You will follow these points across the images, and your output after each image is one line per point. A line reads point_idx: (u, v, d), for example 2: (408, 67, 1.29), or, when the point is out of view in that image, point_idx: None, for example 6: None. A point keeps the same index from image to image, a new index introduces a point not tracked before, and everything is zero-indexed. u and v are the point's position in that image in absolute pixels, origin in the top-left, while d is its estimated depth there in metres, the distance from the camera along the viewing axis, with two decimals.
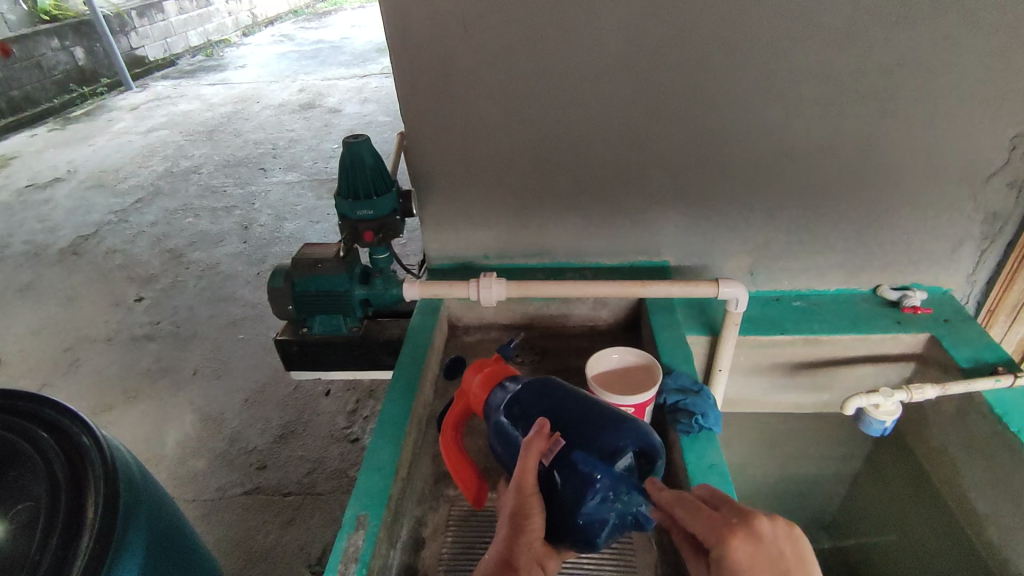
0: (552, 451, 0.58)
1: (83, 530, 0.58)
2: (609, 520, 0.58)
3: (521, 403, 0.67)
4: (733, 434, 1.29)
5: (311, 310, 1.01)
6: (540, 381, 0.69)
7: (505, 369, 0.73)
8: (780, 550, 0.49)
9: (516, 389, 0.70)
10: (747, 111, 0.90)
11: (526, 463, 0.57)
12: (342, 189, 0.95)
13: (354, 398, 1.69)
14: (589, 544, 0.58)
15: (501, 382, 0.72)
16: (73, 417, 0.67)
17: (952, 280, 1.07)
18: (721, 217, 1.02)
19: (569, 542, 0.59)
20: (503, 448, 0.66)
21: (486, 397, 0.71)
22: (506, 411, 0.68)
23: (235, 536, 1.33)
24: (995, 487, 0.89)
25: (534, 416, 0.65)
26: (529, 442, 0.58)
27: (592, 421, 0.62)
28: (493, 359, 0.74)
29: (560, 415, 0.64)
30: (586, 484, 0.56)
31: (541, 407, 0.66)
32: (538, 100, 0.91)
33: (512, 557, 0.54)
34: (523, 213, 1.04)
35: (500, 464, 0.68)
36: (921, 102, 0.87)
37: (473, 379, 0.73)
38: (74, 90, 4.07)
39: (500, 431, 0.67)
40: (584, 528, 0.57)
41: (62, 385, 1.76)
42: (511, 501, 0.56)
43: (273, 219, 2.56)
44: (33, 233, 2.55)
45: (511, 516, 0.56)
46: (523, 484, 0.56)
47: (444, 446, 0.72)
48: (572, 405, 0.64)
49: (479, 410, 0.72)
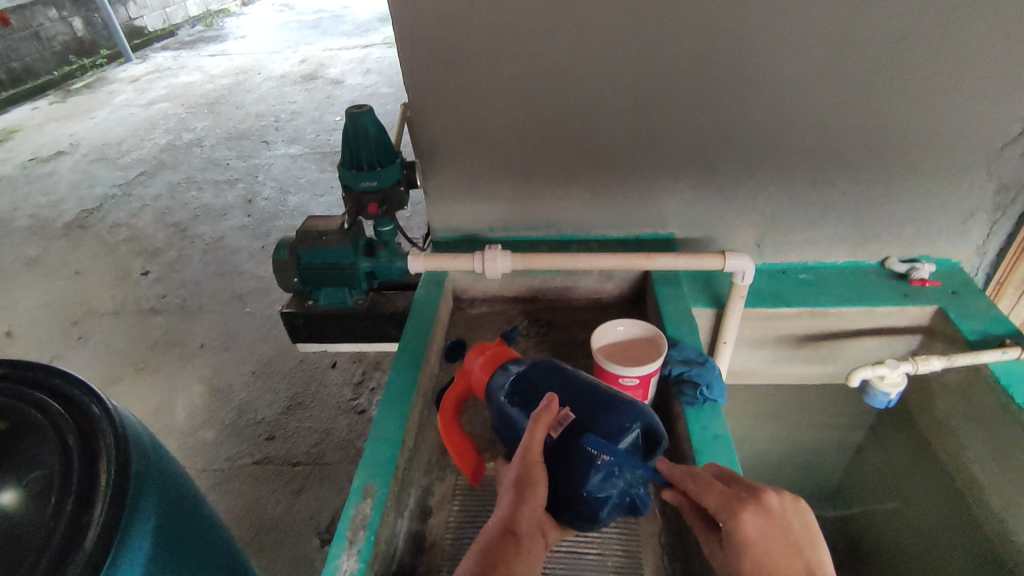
0: (561, 423, 0.60)
1: (95, 498, 0.58)
2: (610, 498, 0.59)
3: (530, 380, 0.68)
4: (736, 406, 1.29)
5: (316, 283, 1.00)
6: (548, 362, 0.70)
7: (507, 353, 0.73)
8: (789, 521, 0.52)
9: (519, 369, 0.70)
10: (756, 80, 0.88)
11: (534, 431, 0.58)
12: (345, 160, 0.94)
13: (361, 370, 1.70)
14: (591, 518, 0.60)
15: (504, 363, 0.71)
16: (86, 389, 0.67)
17: (962, 252, 1.06)
18: (729, 189, 1.01)
19: (567, 516, 0.60)
20: (506, 426, 0.67)
21: (487, 379, 0.71)
22: (508, 389, 0.68)
23: (245, 504, 1.36)
24: (998, 458, 0.90)
25: (541, 393, 0.67)
26: (538, 413, 0.59)
27: (596, 400, 0.63)
28: (495, 342, 0.74)
29: (569, 393, 0.65)
30: (592, 457, 0.58)
31: (554, 382, 0.67)
32: (541, 70, 0.89)
33: (515, 522, 0.53)
34: (528, 185, 1.03)
35: (501, 442, 0.70)
36: (937, 69, 0.85)
37: (475, 362, 0.73)
38: (74, 62, 4.03)
39: (503, 410, 0.67)
40: (587, 502, 0.59)
41: (71, 357, 1.78)
42: (516, 469, 0.57)
43: (276, 192, 2.55)
44: (37, 206, 2.55)
45: (514, 482, 0.56)
46: (529, 452, 0.57)
47: (444, 426, 0.72)
48: (582, 384, 0.66)
49: (481, 393, 0.73)
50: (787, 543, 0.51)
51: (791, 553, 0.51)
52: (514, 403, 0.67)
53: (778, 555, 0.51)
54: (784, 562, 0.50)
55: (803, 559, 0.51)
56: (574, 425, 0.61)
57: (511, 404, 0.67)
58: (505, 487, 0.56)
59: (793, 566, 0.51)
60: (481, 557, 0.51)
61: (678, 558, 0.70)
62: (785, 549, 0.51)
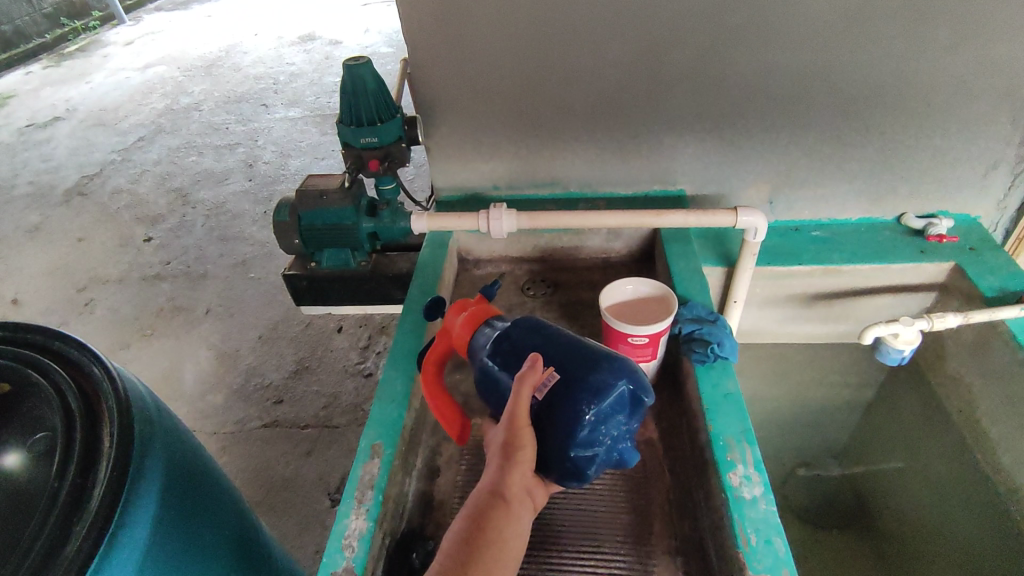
0: (546, 385, 0.59)
1: (100, 458, 0.59)
2: (596, 456, 0.58)
3: (510, 338, 0.66)
4: (744, 366, 1.28)
5: (318, 244, 0.98)
6: (529, 319, 0.67)
7: (489, 310, 0.71)
8: None
9: (503, 326, 0.68)
10: (772, 26, 0.84)
11: (519, 394, 0.57)
12: (345, 116, 0.91)
13: (367, 334, 1.70)
14: (577, 476, 0.59)
15: (486, 320, 0.70)
16: (85, 350, 0.66)
17: (981, 207, 1.03)
18: (741, 144, 0.97)
19: (556, 474, 0.59)
20: (490, 386, 0.66)
21: (470, 338, 0.69)
22: (490, 349, 0.66)
23: (257, 466, 1.38)
24: (1012, 415, 0.89)
25: (523, 352, 0.64)
26: (522, 376, 0.58)
27: (579, 358, 0.60)
28: (477, 299, 0.72)
29: (552, 351, 0.62)
30: (575, 418, 0.57)
31: (533, 341, 0.64)
32: (546, 18, 0.85)
33: (502, 486, 0.54)
34: (532, 142, 1.00)
35: (485, 401, 0.68)
36: (964, 12, 0.81)
37: (456, 319, 0.71)
38: (66, 24, 3.94)
39: (486, 369, 0.66)
40: (573, 460, 0.57)
41: (78, 324, 1.78)
42: (503, 433, 0.57)
43: (277, 156, 2.51)
44: (37, 173, 2.53)
45: (501, 446, 0.56)
46: (515, 416, 0.57)
47: (426, 389, 0.70)
48: (564, 342, 0.63)
49: (463, 351, 0.71)
50: None
51: None
52: (497, 363, 0.65)
53: None
54: None
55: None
56: (559, 386, 0.59)
57: (493, 364, 0.65)
58: (493, 453, 0.57)
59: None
60: (468, 520, 0.53)
61: (687, 516, 0.70)
62: None
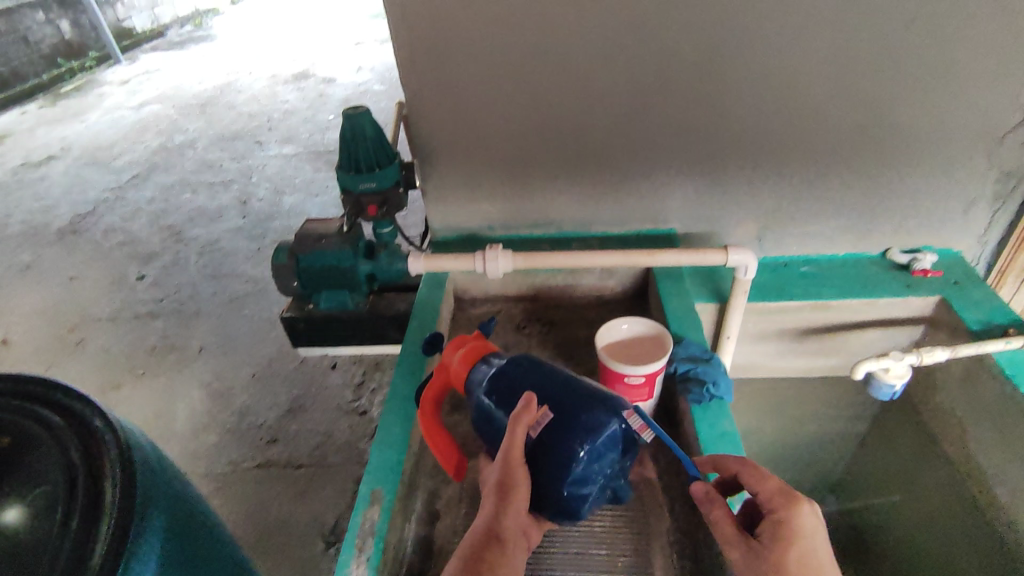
0: (539, 423, 0.59)
1: (102, 511, 0.58)
2: (589, 494, 0.60)
3: (506, 376, 0.66)
4: (739, 399, 1.29)
5: (316, 286, 0.99)
6: (526, 357, 0.68)
7: (486, 346, 0.73)
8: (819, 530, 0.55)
9: (500, 363, 0.69)
10: (754, 74, 0.87)
11: (513, 435, 0.58)
12: (343, 162, 0.93)
13: (361, 371, 1.69)
14: (571, 514, 0.60)
15: (483, 357, 0.71)
16: (87, 403, 0.66)
17: (963, 242, 1.06)
18: (729, 184, 1.00)
19: (550, 513, 0.61)
20: (486, 423, 0.67)
21: (467, 374, 0.70)
22: (486, 387, 0.67)
23: (250, 508, 1.35)
24: (1004, 447, 0.90)
25: (519, 390, 0.65)
26: (516, 415, 0.58)
27: (574, 396, 0.61)
28: (474, 337, 0.74)
29: (547, 389, 0.63)
30: (570, 458, 0.57)
31: (531, 378, 0.65)
32: (538, 67, 0.88)
33: (497, 525, 0.56)
34: (526, 183, 1.02)
35: (482, 438, 0.69)
36: (936, 60, 0.85)
37: (453, 356, 0.72)
38: (63, 65, 3.99)
39: (482, 408, 0.67)
40: (567, 500, 0.59)
41: (68, 365, 1.76)
42: (498, 473, 0.58)
43: (271, 193, 2.53)
44: (30, 211, 2.53)
45: (496, 487, 0.57)
46: (509, 456, 0.57)
47: (422, 422, 0.71)
48: (560, 379, 0.64)
49: (460, 388, 0.72)
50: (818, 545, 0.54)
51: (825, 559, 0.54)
52: (492, 401, 0.66)
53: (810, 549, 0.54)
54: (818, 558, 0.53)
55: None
56: (554, 424, 0.59)
57: (489, 402, 0.66)
58: (488, 492, 0.58)
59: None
60: (464, 562, 0.54)
61: (687, 556, 0.70)
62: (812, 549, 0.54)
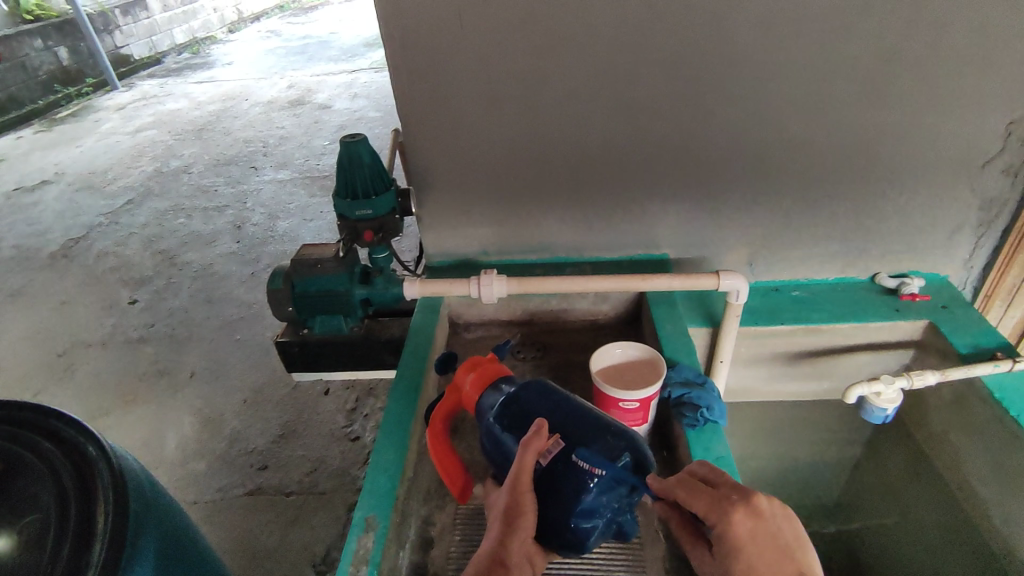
0: (550, 451, 0.60)
1: (93, 540, 0.57)
2: (596, 527, 0.59)
3: (518, 403, 0.68)
4: (733, 423, 1.29)
5: (311, 311, 0.99)
6: (539, 384, 0.69)
7: (499, 369, 0.74)
8: (777, 526, 0.54)
9: (511, 389, 0.70)
10: (741, 104, 0.90)
11: (523, 460, 0.58)
12: (341, 188, 0.94)
13: (354, 396, 1.68)
14: (576, 546, 0.59)
15: (495, 382, 0.72)
16: (79, 427, 0.66)
17: (949, 267, 1.08)
18: (720, 211, 1.02)
19: (556, 543, 0.60)
20: (495, 448, 0.67)
21: (478, 397, 0.72)
22: (498, 411, 0.68)
23: (239, 537, 1.33)
24: (996, 471, 0.90)
25: (530, 417, 0.66)
26: (528, 440, 0.59)
27: (584, 426, 0.62)
28: (488, 359, 0.75)
29: (558, 418, 0.64)
30: (579, 486, 0.58)
31: (542, 406, 0.66)
32: (531, 96, 0.90)
33: (502, 553, 0.55)
34: (521, 210, 1.04)
35: (489, 462, 0.70)
36: (917, 91, 0.88)
37: (467, 377, 0.73)
38: (59, 91, 4.03)
39: (492, 431, 0.68)
40: (573, 531, 0.58)
41: (56, 390, 1.74)
42: (505, 498, 0.57)
43: (265, 217, 2.54)
44: (22, 236, 2.52)
45: (503, 512, 0.57)
46: (517, 483, 0.57)
47: (433, 442, 0.74)
48: (571, 409, 0.65)
49: (471, 409, 0.73)
50: (776, 545, 0.53)
51: (781, 554, 0.53)
52: (503, 425, 0.67)
53: (765, 557, 0.52)
54: (774, 563, 0.52)
55: (792, 560, 0.53)
56: (563, 453, 0.60)
57: (500, 426, 0.67)
58: (494, 517, 0.58)
59: (784, 571, 0.52)
60: None
61: None
62: (773, 552, 0.53)
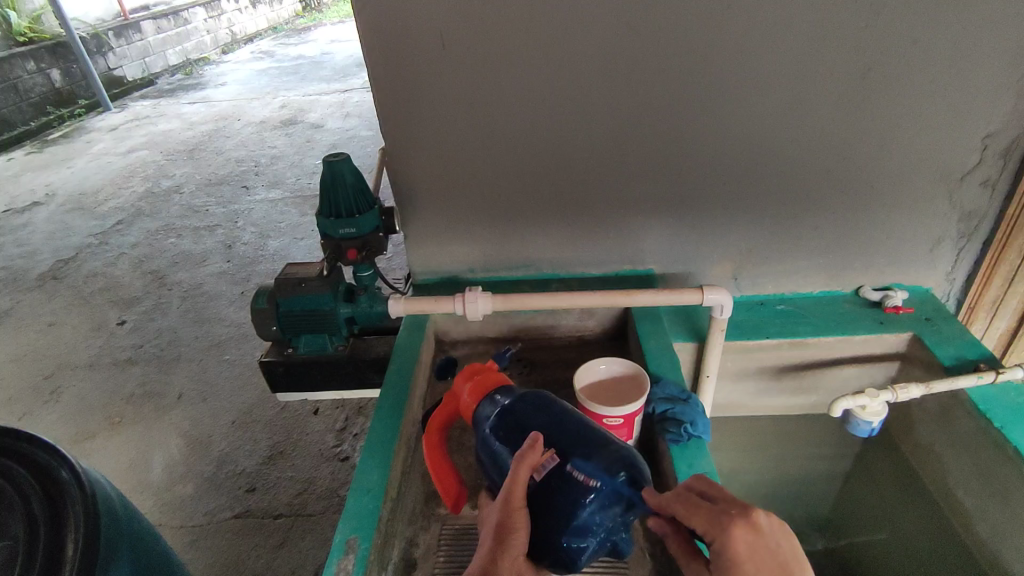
0: (543, 466, 0.59)
1: (63, 566, 0.57)
2: (590, 544, 0.59)
3: (515, 415, 0.67)
4: (723, 438, 1.29)
5: (296, 330, 0.99)
6: (536, 396, 0.69)
7: (496, 380, 0.73)
8: (778, 542, 0.49)
9: (507, 402, 0.70)
10: (722, 120, 0.91)
11: (517, 474, 0.57)
12: (324, 208, 0.95)
13: (343, 416, 1.67)
14: (569, 563, 0.59)
15: (491, 394, 0.71)
16: (52, 452, 0.65)
17: (932, 279, 1.09)
18: (704, 226, 1.03)
19: (549, 560, 0.60)
20: (490, 461, 0.66)
21: (475, 407, 0.71)
22: (494, 422, 0.68)
23: (223, 561, 1.31)
24: (980, 484, 0.90)
25: (526, 429, 0.66)
26: (522, 455, 0.58)
27: (580, 441, 0.62)
28: (485, 368, 0.75)
29: (554, 432, 0.64)
30: (574, 504, 0.57)
31: (539, 420, 0.66)
32: (514, 115, 0.91)
33: (493, 569, 0.54)
34: (507, 227, 1.04)
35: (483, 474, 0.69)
36: (894, 107, 0.89)
37: (463, 388, 0.73)
38: (51, 113, 4.04)
39: (488, 444, 0.67)
40: (566, 548, 0.58)
41: (41, 414, 1.72)
42: (498, 513, 0.57)
43: (256, 237, 2.54)
44: (10, 258, 2.51)
45: (495, 528, 0.56)
46: (511, 497, 0.57)
47: (428, 451, 0.74)
48: (568, 423, 0.65)
49: (467, 419, 0.73)
50: (774, 562, 0.49)
51: (778, 569, 0.49)
52: (497, 437, 0.66)
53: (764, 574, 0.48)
54: None
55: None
56: (556, 469, 0.60)
57: (496, 438, 0.67)
58: (487, 533, 0.57)
59: None
60: None
61: None
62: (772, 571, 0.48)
